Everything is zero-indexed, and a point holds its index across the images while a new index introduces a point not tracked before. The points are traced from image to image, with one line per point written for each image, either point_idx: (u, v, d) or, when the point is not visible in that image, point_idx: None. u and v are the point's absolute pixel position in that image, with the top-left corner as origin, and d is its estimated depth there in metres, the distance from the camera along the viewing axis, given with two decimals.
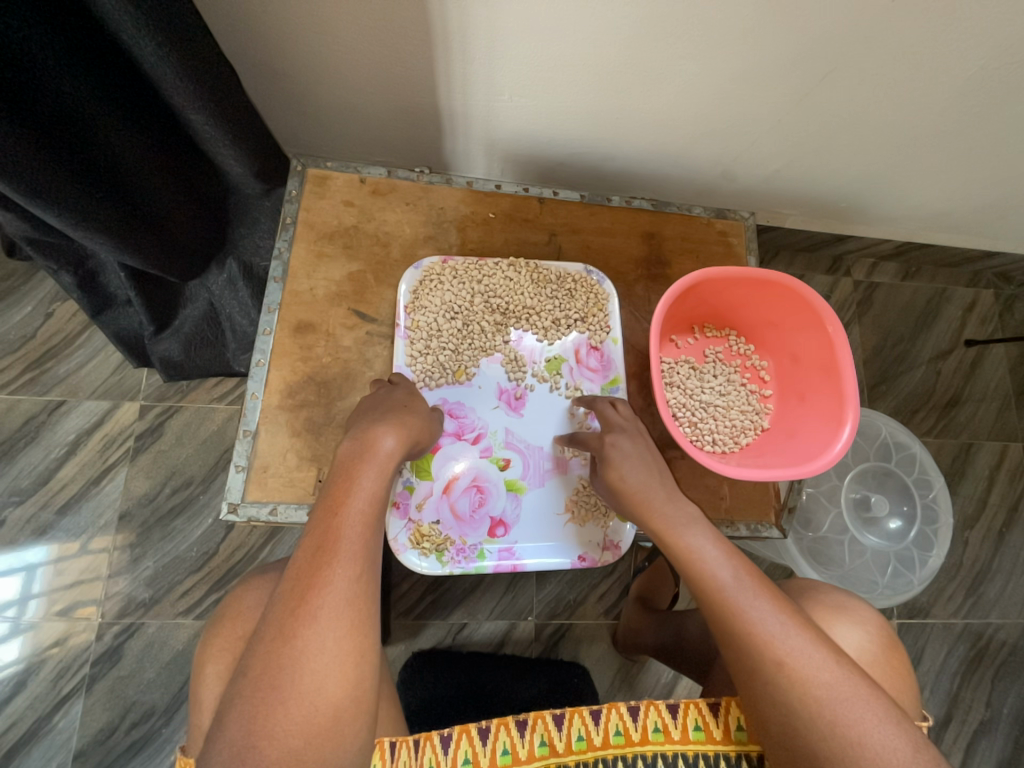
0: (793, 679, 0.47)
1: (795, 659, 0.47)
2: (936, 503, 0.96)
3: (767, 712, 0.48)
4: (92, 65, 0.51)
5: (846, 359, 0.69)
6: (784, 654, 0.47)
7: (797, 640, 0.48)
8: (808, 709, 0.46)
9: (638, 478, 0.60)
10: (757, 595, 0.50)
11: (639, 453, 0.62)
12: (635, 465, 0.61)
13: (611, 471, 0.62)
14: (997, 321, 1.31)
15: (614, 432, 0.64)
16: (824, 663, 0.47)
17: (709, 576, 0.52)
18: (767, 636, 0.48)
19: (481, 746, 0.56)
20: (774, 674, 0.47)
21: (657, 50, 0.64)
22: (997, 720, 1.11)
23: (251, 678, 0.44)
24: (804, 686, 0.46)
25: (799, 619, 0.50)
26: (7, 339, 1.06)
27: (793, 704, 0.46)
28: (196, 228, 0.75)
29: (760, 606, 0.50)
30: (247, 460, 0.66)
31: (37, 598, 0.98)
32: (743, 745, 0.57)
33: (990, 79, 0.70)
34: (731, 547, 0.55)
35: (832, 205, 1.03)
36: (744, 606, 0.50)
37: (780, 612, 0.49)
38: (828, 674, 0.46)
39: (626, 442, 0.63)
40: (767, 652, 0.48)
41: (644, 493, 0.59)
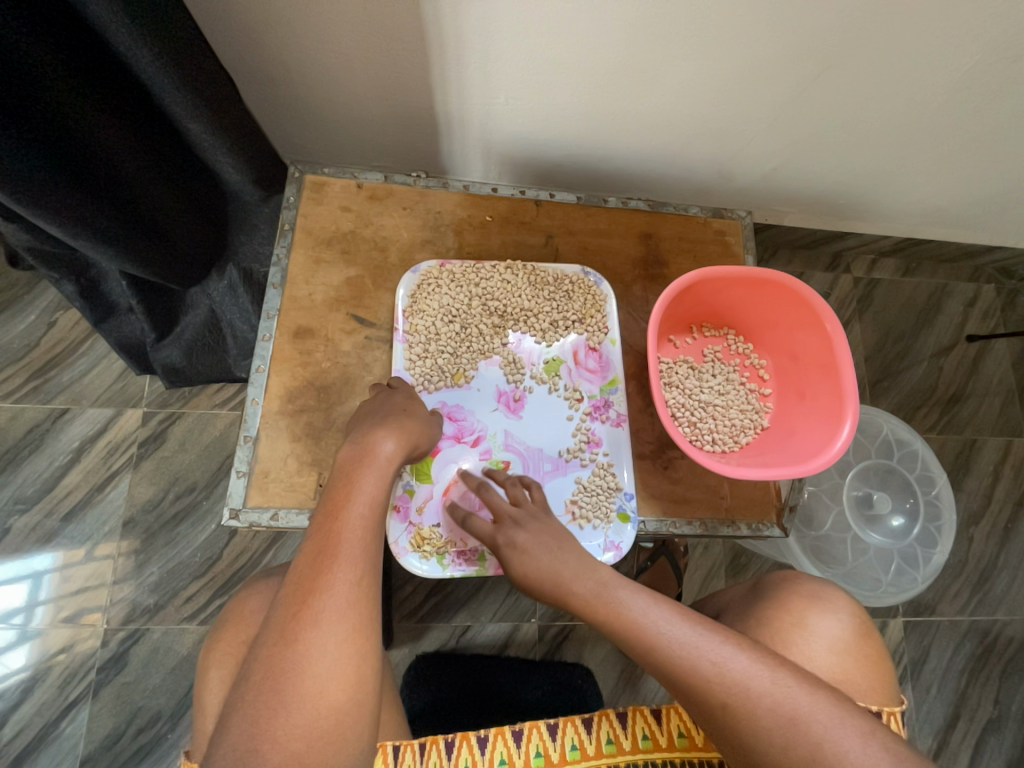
0: (741, 704, 0.47)
1: (743, 688, 0.47)
2: (939, 500, 0.96)
3: (726, 736, 0.48)
4: (90, 76, 0.52)
5: (846, 356, 0.69)
6: (727, 680, 0.48)
7: (741, 663, 0.48)
8: (767, 732, 0.46)
9: (543, 558, 0.59)
10: (684, 628, 0.50)
11: (539, 540, 0.60)
12: (537, 552, 0.59)
13: (516, 566, 0.60)
14: (999, 316, 1.31)
15: (510, 522, 0.62)
16: (775, 683, 0.47)
17: (642, 630, 0.51)
18: (705, 669, 0.48)
19: (481, 754, 0.57)
20: (722, 702, 0.47)
21: (652, 51, 0.64)
22: (1005, 718, 1.10)
23: (254, 681, 0.44)
24: (755, 712, 0.46)
25: (738, 639, 0.50)
26: (11, 348, 1.07)
27: (745, 726, 0.47)
28: (197, 235, 0.75)
29: (691, 640, 0.50)
30: (248, 466, 0.67)
31: (44, 604, 0.99)
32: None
33: (985, 74, 0.70)
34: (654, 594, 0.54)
35: (831, 202, 1.03)
36: (676, 645, 0.50)
37: (720, 644, 0.49)
38: (780, 690, 0.47)
39: (523, 530, 0.61)
40: (710, 683, 0.48)
41: (552, 576, 0.58)
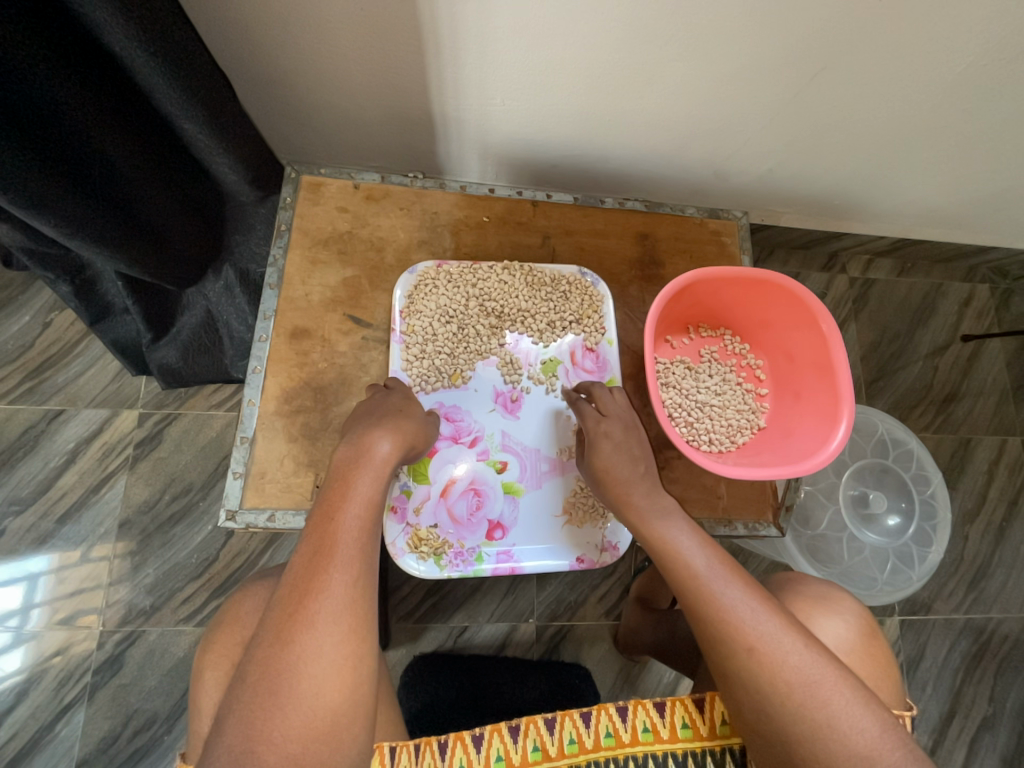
0: (765, 663, 0.48)
1: (765, 645, 0.49)
2: (934, 499, 0.96)
3: (742, 699, 0.49)
4: (88, 77, 0.52)
5: (840, 358, 0.69)
6: (755, 641, 0.49)
7: (767, 624, 0.50)
8: (781, 694, 0.47)
9: (625, 467, 0.62)
10: (729, 580, 0.53)
11: (628, 443, 0.64)
12: (623, 455, 0.63)
13: (597, 459, 0.63)
14: (994, 315, 1.31)
15: (610, 421, 0.65)
16: (794, 648, 0.49)
17: (686, 564, 0.55)
18: (739, 620, 0.50)
19: (476, 753, 0.56)
20: (747, 660, 0.49)
21: (647, 52, 0.64)
22: (1001, 716, 1.11)
23: (250, 685, 0.44)
24: (775, 670, 0.48)
25: (772, 605, 0.52)
26: (5, 349, 1.07)
27: (765, 688, 0.48)
28: (193, 236, 0.75)
29: (732, 593, 0.52)
30: (245, 467, 0.67)
31: (39, 607, 0.98)
32: (727, 739, 0.58)
33: (979, 75, 0.70)
34: (706, 539, 0.57)
35: (827, 203, 1.03)
36: (718, 592, 0.52)
37: (752, 599, 0.51)
38: (799, 658, 0.48)
39: (619, 432, 0.64)
40: (739, 638, 0.50)
41: (623, 483, 0.62)
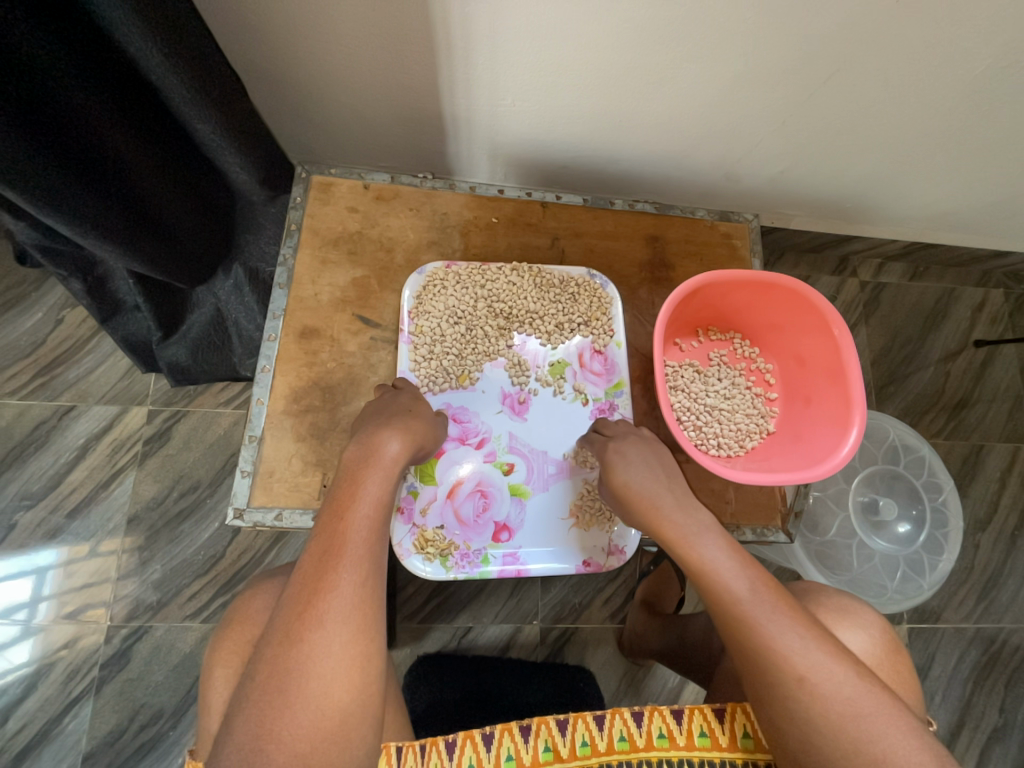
0: (816, 694, 0.48)
1: (816, 676, 0.48)
2: (945, 506, 0.95)
3: (788, 727, 0.49)
4: (102, 75, 0.52)
5: (852, 362, 0.68)
6: (806, 670, 0.48)
7: (815, 656, 0.49)
8: (831, 726, 0.47)
9: (647, 480, 0.62)
10: (775, 609, 0.51)
11: (645, 458, 0.65)
12: (641, 469, 0.63)
13: (615, 475, 0.64)
14: (1007, 320, 1.30)
15: (620, 439, 0.66)
16: (845, 678, 0.48)
17: (724, 589, 0.53)
18: (787, 651, 0.49)
19: (486, 752, 0.56)
20: (796, 690, 0.48)
21: (659, 53, 0.64)
22: (1011, 727, 1.09)
23: (259, 683, 0.44)
24: (825, 702, 0.47)
25: (818, 632, 0.51)
26: (18, 345, 1.08)
27: (813, 718, 0.47)
28: (204, 235, 0.76)
29: (778, 620, 0.51)
30: (253, 466, 0.67)
31: (49, 600, 0.99)
32: (751, 753, 0.57)
33: (997, 78, 0.69)
34: (744, 557, 0.56)
35: (839, 206, 1.02)
36: (762, 620, 0.51)
37: (800, 628, 0.50)
38: (850, 689, 0.48)
39: (633, 449, 0.65)
40: (789, 669, 0.49)
41: (651, 496, 0.61)
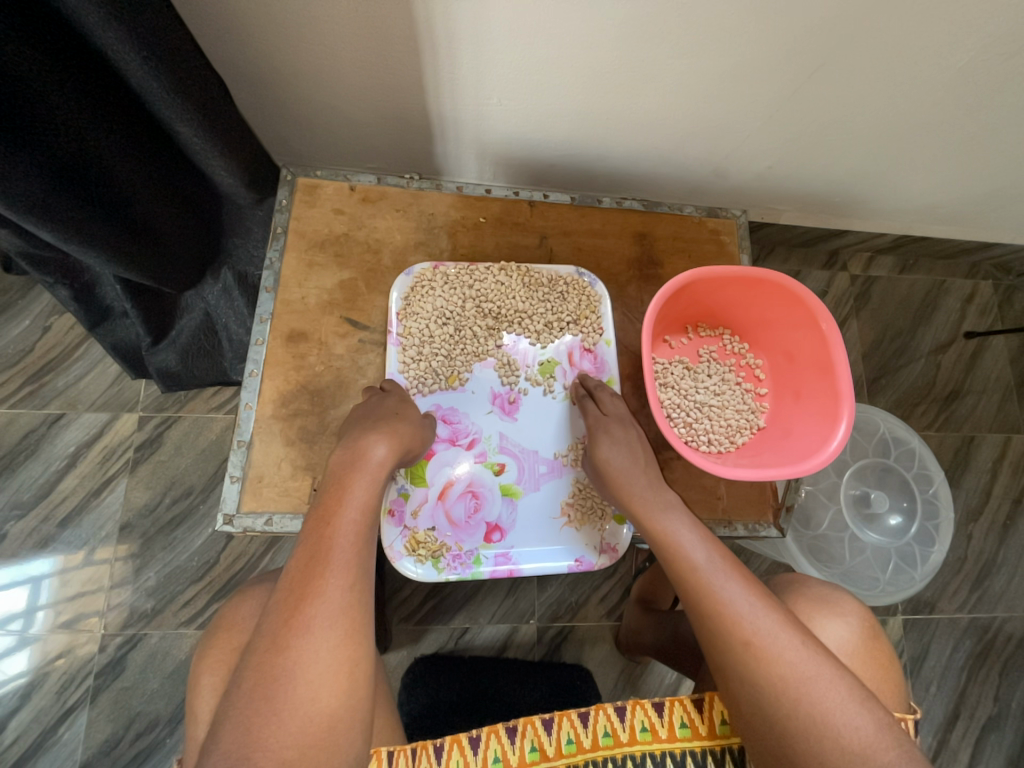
0: (762, 657, 0.49)
1: (762, 639, 0.49)
2: (937, 499, 0.96)
3: (736, 691, 0.50)
4: (83, 82, 0.52)
5: (840, 356, 0.69)
6: (753, 634, 0.50)
7: (764, 621, 0.50)
8: (775, 688, 0.48)
9: (625, 458, 0.64)
10: (730, 578, 0.53)
11: (629, 440, 0.65)
12: (622, 449, 0.64)
13: (597, 451, 0.65)
14: (996, 312, 1.30)
15: (610, 419, 0.67)
16: (791, 643, 0.49)
17: (685, 557, 0.56)
18: (737, 615, 0.51)
19: (473, 755, 0.56)
20: (743, 653, 0.49)
21: (644, 50, 0.64)
22: (1005, 715, 1.10)
23: (245, 690, 0.44)
24: (769, 664, 0.48)
25: (773, 603, 0.52)
26: (6, 353, 1.07)
27: (759, 681, 0.48)
28: (190, 239, 0.75)
29: (731, 587, 0.52)
30: (242, 471, 0.67)
31: (43, 609, 0.99)
32: (727, 739, 0.57)
33: (982, 70, 0.69)
34: (706, 533, 0.58)
35: (828, 200, 1.03)
36: (716, 586, 0.53)
37: (751, 594, 0.52)
38: (795, 654, 0.48)
39: (619, 428, 0.66)
40: (736, 632, 0.50)
41: (626, 475, 0.63)
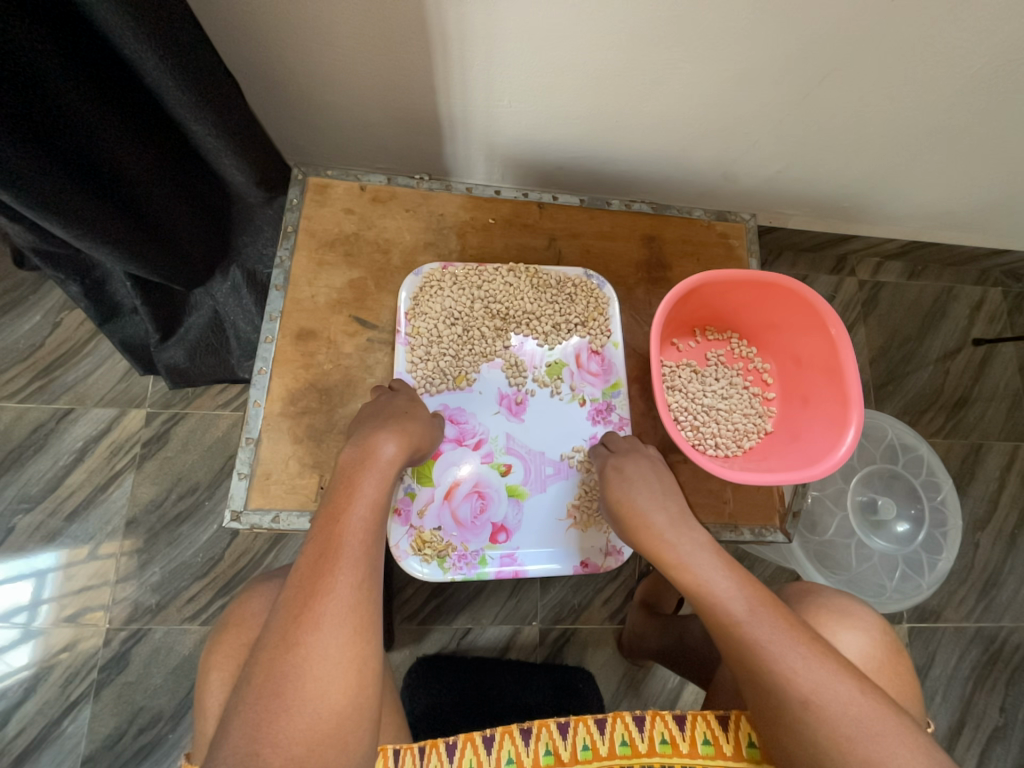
0: (822, 716, 0.47)
1: (821, 696, 0.47)
2: (945, 506, 0.95)
3: (795, 750, 0.48)
4: (98, 79, 0.52)
5: (850, 361, 0.68)
6: (809, 691, 0.48)
7: (818, 674, 0.48)
8: (841, 749, 0.46)
9: (646, 499, 0.63)
10: (774, 628, 0.51)
11: (645, 476, 0.65)
12: (639, 488, 0.64)
13: (613, 491, 0.65)
14: (1006, 319, 1.30)
15: (621, 456, 0.67)
16: (850, 696, 0.47)
17: (722, 609, 0.54)
18: (789, 671, 0.49)
19: (486, 754, 0.56)
20: (802, 713, 0.47)
21: (655, 54, 0.64)
22: (1012, 726, 1.09)
23: (255, 685, 0.44)
24: (832, 723, 0.46)
25: (824, 649, 0.50)
26: (16, 348, 1.08)
27: (821, 741, 0.46)
28: (201, 237, 0.76)
29: (776, 637, 0.51)
30: (250, 468, 0.67)
31: (47, 603, 0.99)
32: (757, 765, 0.56)
33: (994, 76, 0.69)
34: (740, 575, 0.56)
35: (837, 205, 1.02)
36: (761, 639, 0.51)
37: (801, 645, 0.50)
38: (856, 707, 0.47)
39: (632, 466, 0.66)
40: (790, 690, 0.48)
41: (649, 519, 0.62)
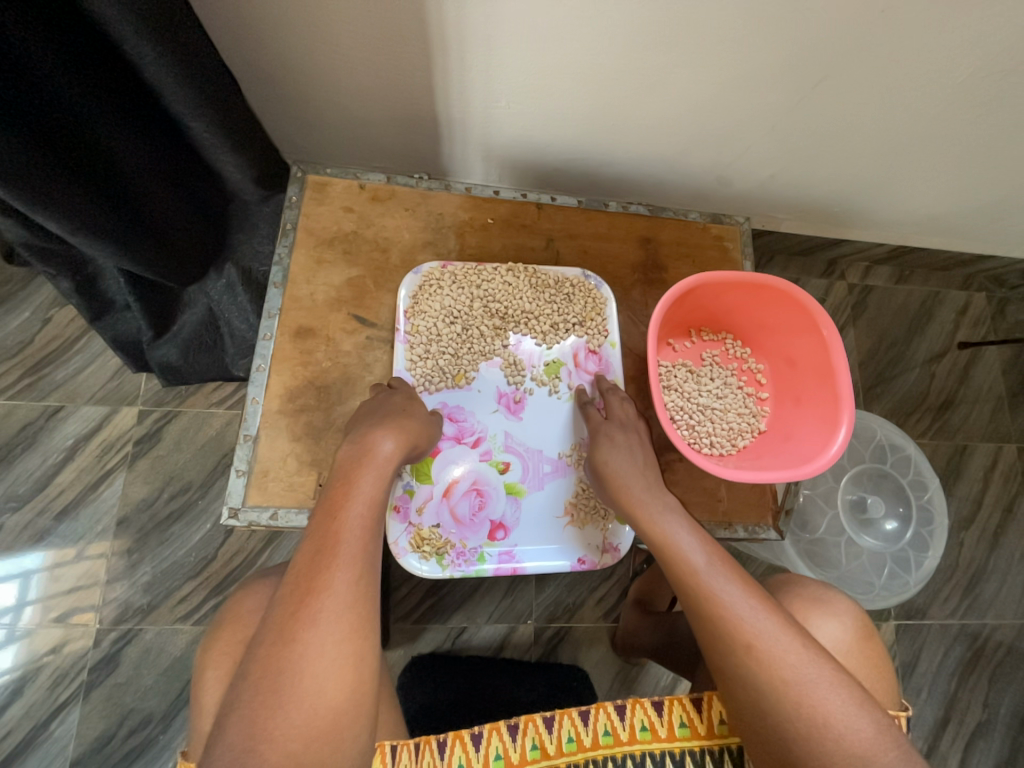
0: (763, 660, 0.49)
1: (763, 642, 0.49)
2: (931, 505, 0.97)
3: (738, 692, 0.50)
4: (91, 71, 0.52)
5: (841, 362, 0.70)
6: (755, 638, 0.50)
7: (765, 624, 0.50)
8: (777, 690, 0.48)
9: (624, 462, 0.64)
10: (729, 580, 0.53)
11: (630, 445, 0.66)
12: (622, 452, 0.65)
13: (597, 453, 0.66)
14: (990, 323, 1.33)
15: (611, 423, 0.68)
16: (791, 645, 0.49)
17: (684, 560, 0.56)
18: (737, 617, 0.51)
19: (475, 752, 0.57)
20: (744, 656, 0.49)
21: (652, 59, 0.65)
22: (994, 721, 1.11)
23: (251, 682, 0.44)
24: (771, 667, 0.48)
25: (772, 605, 0.52)
26: (4, 345, 1.06)
27: (760, 682, 0.48)
28: (196, 233, 0.75)
29: (731, 590, 0.52)
30: (247, 465, 0.67)
31: (33, 604, 0.98)
32: (725, 739, 0.58)
33: (980, 86, 0.71)
34: (705, 536, 0.58)
35: (828, 210, 1.04)
36: (715, 588, 0.53)
37: (750, 597, 0.52)
38: (796, 656, 0.49)
39: (620, 433, 0.67)
40: (736, 634, 0.50)
41: (624, 478, 0.63)
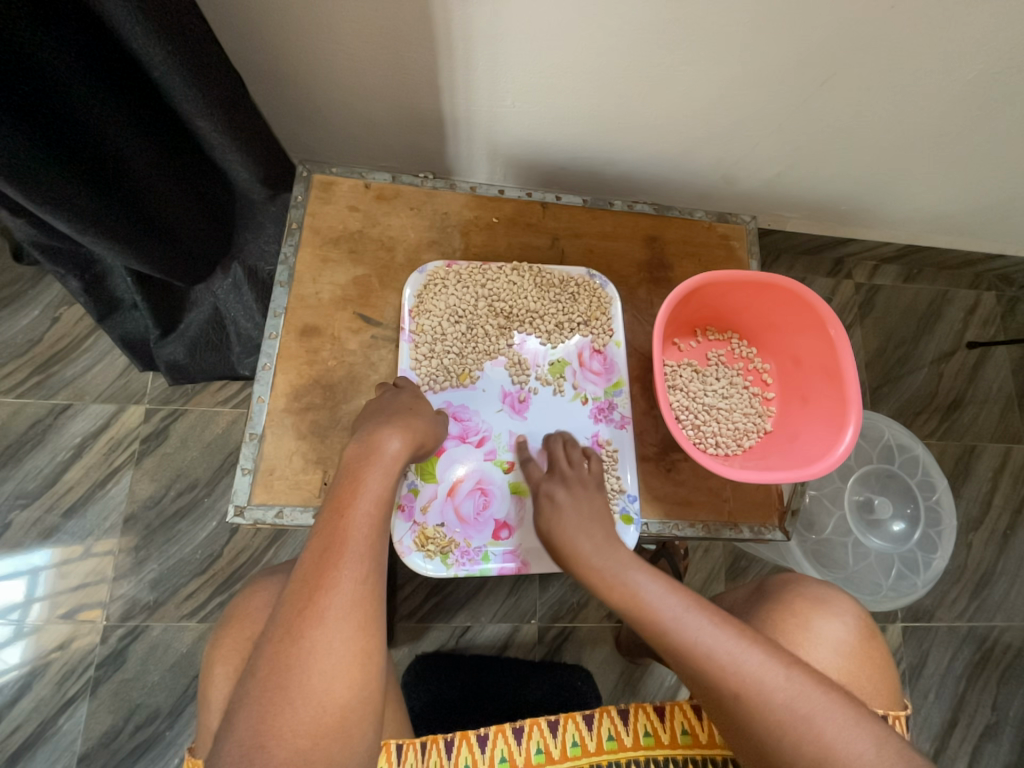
0: (755, 700, 0.47)
1: (754, 679, 0.48)
2: (939, 506, 0.96)
3: (739, 729, 0.49)
4: (98, 71, 0.52)
5: (848, 361, 0.69)
6: (743, 680, 0.48)
7: (754, 659, 0.49)
8: (775, 728, 0.47)
9: (573, 521, 0.62)
10: (706, 617, 0.52)
11: (575, 501, 0.64)
12: (567, 512, 0.63)
13: (543, 520, 0.64)
14: (999, 323, 1.32)
15: (554, 480, 0.66)
16: (783, 679, 0.48)
17: (654, 611, 0.54)
18: (722, 660, 0.49)
19: (480, 753, 0.57)
20: (736, 698, 0.48)
21: (658, 57, 0.65)
22: (1003, 724, 1.11)
23: (259, 679, 0.44)
24: (766, 704, 0.47)
25: (756, 636, 0.51)
26: (13, 343, 1.07)
27: (758, 722, 0.47)
28: (203, 233, 0.75)
29: (711, 632, 0.51)
30: (253, 463, 0.67)
31: (41, 600, 0.99)
32: None
33: (990, 83, 0.70)
34: (668, 580, 0.56)
35: (835, 208, 1.03)
36: (694, 634, 0.51)
37: (733, 633, 0.50)
38: (790, 690, 0.47)
39: (562, 491, 0.65)
40: (726, 677, 0.48)
41: (573, 533, 0.62)
